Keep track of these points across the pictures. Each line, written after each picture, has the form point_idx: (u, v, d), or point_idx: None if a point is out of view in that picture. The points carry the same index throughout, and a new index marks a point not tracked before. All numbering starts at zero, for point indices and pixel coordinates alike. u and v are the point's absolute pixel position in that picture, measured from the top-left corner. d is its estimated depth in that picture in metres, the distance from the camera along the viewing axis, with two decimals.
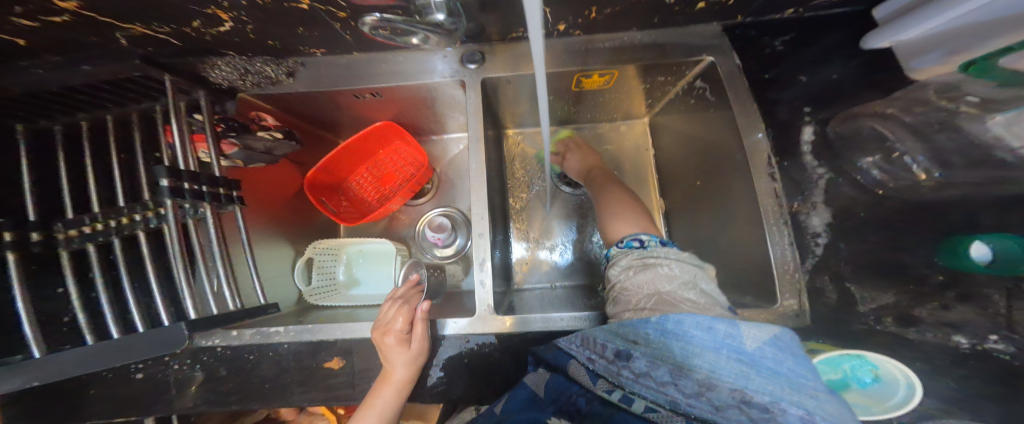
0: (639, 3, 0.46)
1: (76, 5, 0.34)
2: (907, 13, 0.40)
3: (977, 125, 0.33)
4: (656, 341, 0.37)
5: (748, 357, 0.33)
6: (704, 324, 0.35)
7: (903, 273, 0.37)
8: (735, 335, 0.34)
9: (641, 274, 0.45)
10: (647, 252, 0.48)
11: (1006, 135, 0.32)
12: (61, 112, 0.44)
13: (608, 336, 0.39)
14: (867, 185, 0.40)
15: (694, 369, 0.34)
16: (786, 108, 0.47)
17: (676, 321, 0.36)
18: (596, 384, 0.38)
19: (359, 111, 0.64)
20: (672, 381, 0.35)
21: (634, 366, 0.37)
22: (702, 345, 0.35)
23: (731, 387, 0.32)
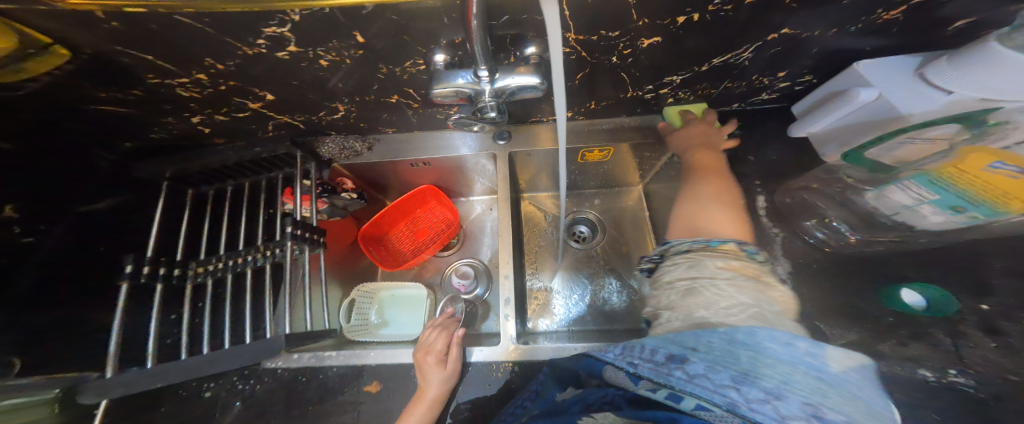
0: (628, 97, 0.63)
1: (259, 105, 0.55)
2: (813, 110, 0.58)
3: (859, 198, 0.53)
4: (720, 347, 0.34)
5: (827, 380, 0.30)
6: (779, 340, 0.33)
7: (862, 313, 0.45)
8: (816, 356, 0.32)
9: (743, 284, 0.41)
10: (759, 269, 0.43)
11: (880, 208, 0.50)
12: (217, 180, 0.62)
13: (662, 343, 0.38)
14: (817, 244, 0.53)
15: (761, 378, 0.30)
16: (745, 180, 0.59)
17: (747, 333, 0.35)
18: (638, 384, 0.34)
19: (409, 177, 0.81)
20: (733, 386, 0.30)
21: (689, 368, 0.33)
22: (776, 358, 0.32)
23: (801, 400, 0.28)
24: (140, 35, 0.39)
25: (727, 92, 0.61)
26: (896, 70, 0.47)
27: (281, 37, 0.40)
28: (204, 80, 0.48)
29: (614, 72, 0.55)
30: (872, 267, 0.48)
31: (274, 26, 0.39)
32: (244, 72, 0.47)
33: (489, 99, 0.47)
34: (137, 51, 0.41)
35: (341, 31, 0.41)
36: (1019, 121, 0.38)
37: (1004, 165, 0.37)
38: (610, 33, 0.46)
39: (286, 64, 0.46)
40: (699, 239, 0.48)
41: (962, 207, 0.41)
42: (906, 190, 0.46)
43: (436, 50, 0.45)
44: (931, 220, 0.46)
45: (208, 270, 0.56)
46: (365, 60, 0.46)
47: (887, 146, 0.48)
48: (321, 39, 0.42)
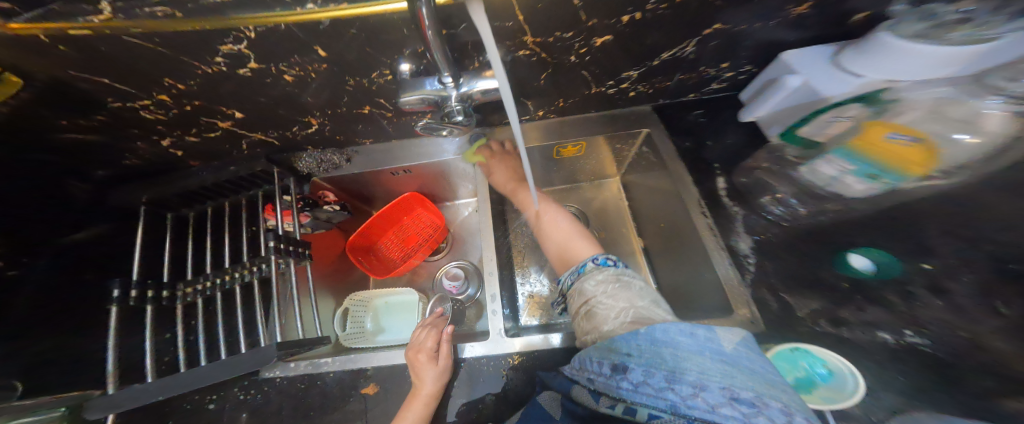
0: (591, 94, 0.65)
1: (228, 124, 0.56)
2: (757, 96, 0.61)
3: (794, 172, 0.54)
4: (649, 350, 0.40)
5: (729, 360, 0.37)
6: (688, 332, 0.41)
7: (820, 283, 0.47)
8: (715, 339, 0.40)
9: (617, 290, 0.52)
10: (616, 272, 0.55)
11: (813, 181, 0.52)
12: (197, 202, 0.63)
13: (602, 352, 0.43)
14: (775, 220, 0.53)
15: (685, 372, 0.36)
16: (708, 164, 0.62)
17: (663, 331, 0.41)
18: (599, 401, 0.39)
19: (393, 185, 0.82)
20: (668, 387, 0.35)
21: (632, 377, 0.38)
22: (688, 349, 0.39)
23: (721, 388, 0.34)
24: (92, 60, 0.40)
25: (682, 84, 0.64)
26: (819, 59, 0.52)
27: (240, 54, 0.42)
28: (168, 101, 0.49)
29: (574, 70, 0.57)
30: (830, 237, 0.50)
31: (231, 43, 0.40)
32: (211, 92, 0.48)
33: (456, 104, 0.49)
34: (97, 76, 0.42)
35: (304, 47, 0.43)
36: (905, 99, 0.47)
37: (898, 136, 0.45)
38: (564, 34, 0.48)
39: (252, 81, 0.47)
40: (572, 271, 0.60)
41: (875, 173, 0.45)
42: (830, 162, 0.50)
43: (400, 60, 0.47)
44: (856, 189, 0.47)
45: (196, 290, 0.57)
46: (330, 73, 0.48)
47: (816, 124, 0.54)
48: (283, 55, 0.43)
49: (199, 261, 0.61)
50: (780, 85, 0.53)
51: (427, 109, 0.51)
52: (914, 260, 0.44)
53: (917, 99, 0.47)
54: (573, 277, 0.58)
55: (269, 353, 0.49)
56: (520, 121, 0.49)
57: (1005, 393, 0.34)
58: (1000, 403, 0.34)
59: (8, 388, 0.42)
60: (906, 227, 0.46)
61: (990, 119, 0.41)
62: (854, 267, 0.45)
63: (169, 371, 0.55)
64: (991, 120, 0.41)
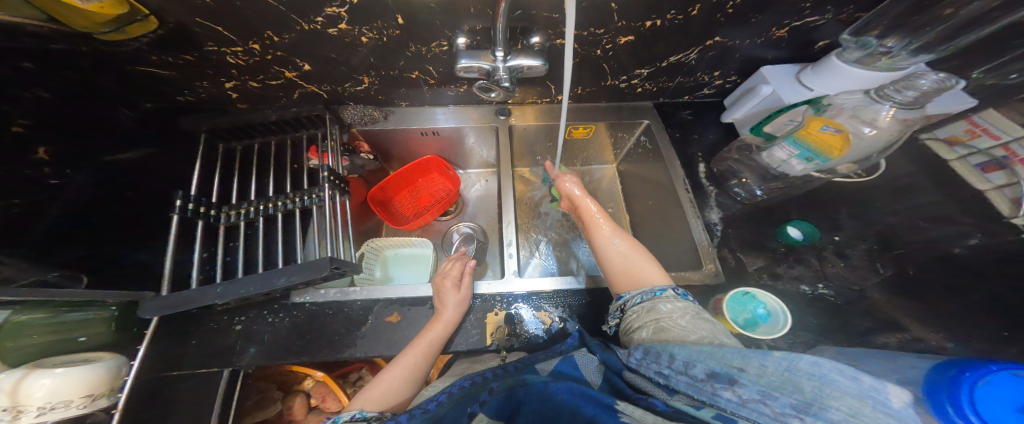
0: (606, 85, 0.77)
1: (294, 74, 0.62)
2: (737, 101, 0.76)
3: (755, 158, 0.69)
4: (776, 373, 0.33)
5: (897, 412, 0.27)
6: (846, 372, 0.31)
7: (765, 249, 0.63)
8: (879, 388, 0.30)
9: (697, 321, 0.50)
10: (693, 307, 0.53)
11: (769, 164, 0.65)
12: (246, 136, 0.68)
13: (700, 356, 0.40)
14: (744, 199, 0.69)
15: (827, 411, 0.29)
16: (692, 154, 0.76)
17: (811, 363, 0.33)
18: (673, 396, 0.44)
19: (416, 146, 0.90)
20: (795, 416, 0.31)
21: (739, 391, 0.35)
22: (841, 390, 0.30)
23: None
24: (224, 11, 0.48)
25: (680, 86, 0.77)
26: (787, 75, 0.67)
27: (338, 16, 0.50)
28: (256, 49, 0.55)
29: (597, 63, 0.68)
30: (775, 216, 0.66)
31: (335, 7, 0.48)
32: (297, 45, 0.55)
33: (504, 75, 0.58)
34: (212, 20, 0.49)
35: (388, 14, 0.51)
36: (836, 104, 0.59)
37: (829, 127, 0.57)
38: (596, 31, 0.59)
39: (335, 41, 0.54)
40: (644, 292, 0.58)
41: (811, 156, 0.59)
42: (781, 148, 0.62)
43: (458, 35, 0.56)
44: (797, 168, 0.62)
45: (239, 213, 0.63)
46: (399, 39, 0.56)
47: (776, 123, 0.66)
48: (370, 18, 0.51)
49: (241, 193, 0.67)
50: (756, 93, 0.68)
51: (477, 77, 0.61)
52: (832, 234, 0.62)
53: (844, 103, 0.58)
54: (647, 296, 0.56)
55: (324, 264, 0.54)
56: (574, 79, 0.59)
57: (878, 330, 0.51)
58: (874, 337, 0.50)
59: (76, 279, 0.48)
60: (828, 214, 0.63)
61: (885, 118, 0.54)
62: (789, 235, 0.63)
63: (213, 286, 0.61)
64: (885, 119, 0.55)
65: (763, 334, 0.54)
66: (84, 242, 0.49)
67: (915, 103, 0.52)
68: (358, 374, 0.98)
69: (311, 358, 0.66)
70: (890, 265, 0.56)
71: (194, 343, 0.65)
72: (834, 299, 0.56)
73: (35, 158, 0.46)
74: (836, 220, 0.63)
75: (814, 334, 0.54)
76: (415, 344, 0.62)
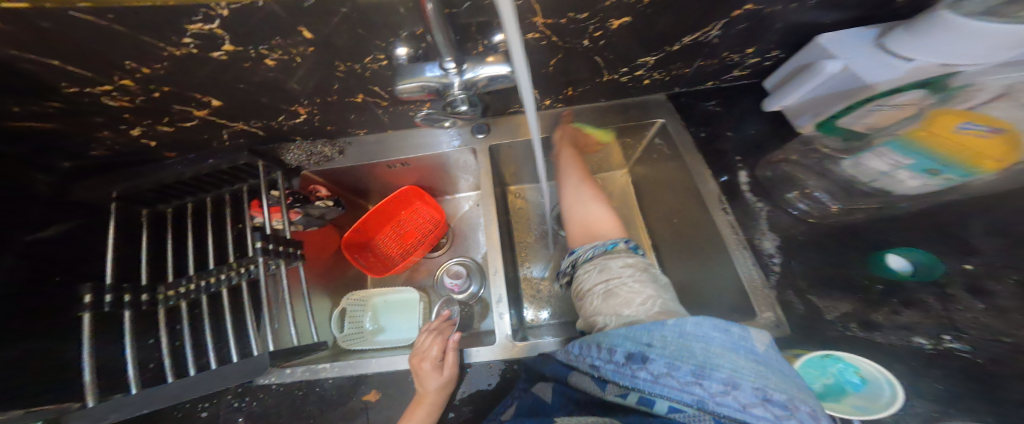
0: (604, 82, 0.61)
1: (205, 112, 0.51)
2: (783, 84, 0.58)
3: (837, 167, 0.52)
4: (673, 341, 0.37)
5: (764, 360, 0.34)
6: (721, 327, 0.37)
7: (851, 286, 0.44)
8: (747, 337, 0.36)
9: (644, 279, 0.47)
10: (645, 263, 0.50)
11: (857, 176, 0.49)
12: (174, 197, 0.59)
13: (620, 339, 0.39)
14: (800, 215, 0.51)
15: (716, 368, 0.33)
16: (728, 157, 0.58)
17: (693, 324, 0.37)
18: (606, 389, 0.37)
19: (388, 178, 0.77)
20: (694, 382, 0.33)
21: (652, 368, 0.35)
22: (721, 345, 0.35)
23: (754, 385, 0.31)
24: (36, 37, 0.34)
25: (700, 71, 0.60)
26: (858, 41, 0.48)
27: (213, 35, 0.37)
28: (131, 86, 0.44)
29: (586, 56, 0.53)
30: (856, 233, 0.47)
31: (199, 23, 0.35)
32: (179, 73, 0.43)
33: (459, 92, 0.45)
34: (45, 55, 0.37)
35: (286, 27, 0.38)
36: (980, 84, 0.41)
37: (973, 124, 0.38)
38: (579, 15, 0.44)
39: (230, 65, 0.42)
40: (598, 245, 0.54)
41: (934, 169, 0.40)
42: (881, 157, 0.45)
43: (396, 44, 0.43)
44: (909, 184, 0.43)
45: (178, 293, 0.52)
46: (319, 57, 0.43)
47: (857, 114, 0.49)
48: (263, 34, 0.38)
49: (181, 262, 0.57)
50: (814, 72, 0.48)
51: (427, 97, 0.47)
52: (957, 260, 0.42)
53: (996, 83, 0.40)
54: (600, 252, 0.53)
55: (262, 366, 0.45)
56: (534, 108, 0.50)
57: None
58: None
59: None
60: None
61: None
62: (890, 268, 0.43)
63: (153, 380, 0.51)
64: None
65: (852, 411, 0.38)
66: None
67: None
68: None
69: None
70: None
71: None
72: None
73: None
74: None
75: None
76: None
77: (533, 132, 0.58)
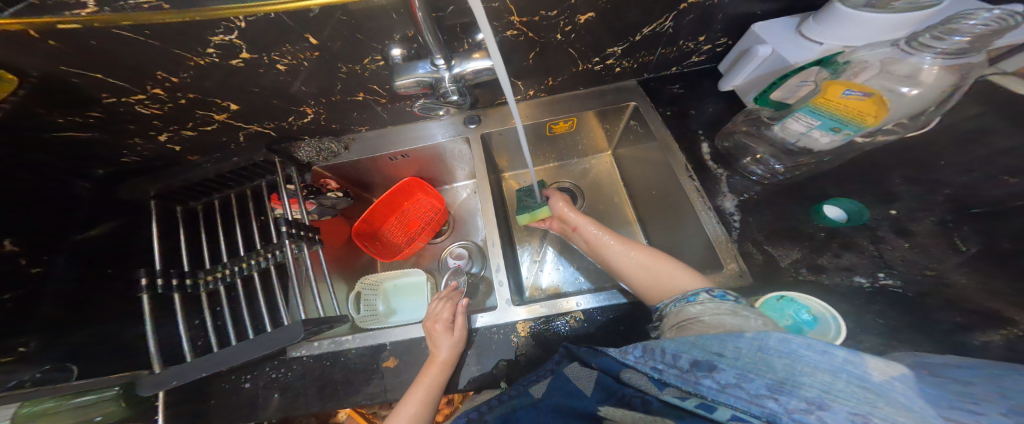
0: (580, 71, 0.67)
1: (225, 116, 0.56)
2: (733, 66, 0.64)
3: (770, 132, 0.56)
4: (750, 355, 0.35)
5: (876, 388, 0.29)
6: (815, 347, 0.32)
7: (801, 235, 0.51)
8: (856, 362, 0.31)
9: (727, 319, 0.42)
10: (736, 307, 0.44)
11: (784, 136, 0.54)
12: (202, 195, 0.66)
13: (685, 346, 0.39)
14: (759, 180, 0.57)
15: (801, 387, 0.31)
16: (694, 131, 0.64)
17: (779, 341, 0.34)
18: (664, 390, 0.39)
19: (390, 171, 0.84)
20: (770, 396, 0.32)
21: (718, 377, 0.35)
22: (814, 367, 0.31)
23: (847, 410, 0.28)
24: (83, 54, 0.41)
25: (664, 58, 0.66)
26: (783, 29, 0.56)
27: (231, 44, 0.43)
28: (162, 95, 0.49)
29: (560, 49, 0.59)
30: (804, 191, 0.54)
31: (222, 35, 0.41)
32: (202, 82, 0.48)
33: (450, 84, 0.51)
34: (89, 68, 0.42)
35: (293, 35, 0.44)
36: (857, 59, 0.47)
37: (853, 92, 0.43)
38: (549, 13, 0.50)
39: (245, 73, 0.48)
40: (675, 299, 0.50)
41: (838, 127, 0.47)
42: (798, 120, 0.50)
43: (391, 46, 0.49)
44: (822, 141, 0.50)
45: (217, 276, 0.61)
46: (323, 61, 0.49)
47: (787, 89, 0.54)
48: (274, 43, 0.44)
49: (215, 252, 0.64)
50: (752, 56, 0.56)
51: (422, 92, 0.54)
52: (887, 208, 0.48)
53: (869, 57, 0.46)
54: (678, 305, 0.49)
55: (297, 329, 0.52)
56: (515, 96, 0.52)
57: (971, 328, 0.38)
58: (970, 336, 0.38)
59: (64, 371, 0.46)
60: (880, 179, 0.50)
61: (928, 73, 0.43)
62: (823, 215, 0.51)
63: (202, 353, 0.59)
64: (928, 75, 0.43)
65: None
66: (73, 326, 0.49)
67: (969, 51, 0.40)
68: (384, 410, 0.99)
69: (318, 409, 0.64)
70: (973, 238, 0.42)
71: (212, 403, 0.64)
72: (902, 290, 0.44)
73: (4, 248, 0.45)
74: (892, 189, 0.49)
75: (882, 336, 0.42)
76: (409, 398, 0.56)
77: (518, 128, 0.63)
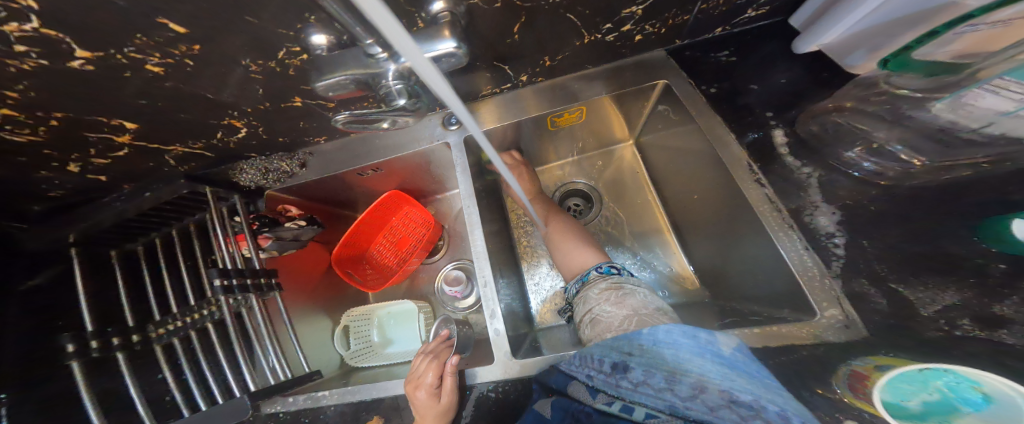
0: (585, 45, 0.50)
1: (129, 137, 0.45)
2: (819, 17, 0.44)
3: (924, 114, 0.35)
4: (648, 348, 0.39)
5: (729, 362, 0.34)
6: (688, 333, 0.38)
7: (951, 269, 0.32)
8: (713, 342, 0.37)
9: (619, 299, 0.49)
10: (619, 280, 0.53)
11: (959, 121, 0.33)
12: (139, 234, 0.54)
13: (602, 348, 0.41)
14: (864, 178, 0.39)
15: (686, 373, 0.35)
16: (755, 114, 0.46)
17: (665, 331, 0.39)
18: (596, 398, 0.38)
19: (367, 186, 0.71)
20: (667, 388, 0.35)
21: (632, 376, 0.37)
22: (688, 350, 0.37)
23: (720, 389, 0.32)
24: None
25: (704, 16, 0.47)
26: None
27: (48, 38, 0.29)
28: (20, 116, 0.37)
29: (555, 15, 0.42)
30: (955, 193, 0.33)
31: (15, 23, 0.27)
32: (57, 93, 0.35)
33: (394, 82, 0.39)
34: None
35: (144, 20, 0.30)
36: None
37: None
38: None
39: (111, 79, 0.35)
40: (576, 280, 0.59)
41: None
42: (998, 92, 0.29)
43: (310, 31, 0.35)
44: None
45: (169, 330, 0.49)
46: (215, 55, 0.36)
47: (940, 41, 0.32)
48: (120, 34, 0.30)
49: None
50: None
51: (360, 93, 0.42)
52: None
53: None
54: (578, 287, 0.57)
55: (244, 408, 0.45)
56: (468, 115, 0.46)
57: None
58: None
59: None
60: None
61: None
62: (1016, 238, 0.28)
63: None
64: None
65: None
66: None
67: None
68: None
69: None
70: None
71: None
72: None
73: None
74: None
75: None
76: None
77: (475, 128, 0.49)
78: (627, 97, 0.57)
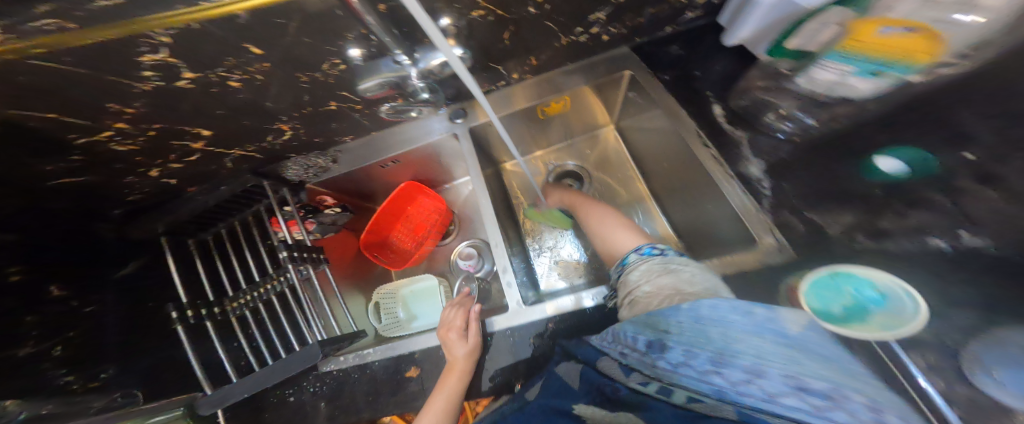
0: (564, 46, 0.60)
1: (202, 143, 0.55)
2: (736, 15, 0.54)
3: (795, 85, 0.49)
4: (689, 326, 0.37)
5: (796, 343, 0.31)
6: (741, 310, 0.35)
7: (848, 195, 0.42)
8: (777, 320, 0.34)
9: (660, 279, 0.48)
10: (665, 260, 0.51)
11: (812, 88, 0.47)
12: (209, 226, 0.64)
13: (640, 328, 0.40)
14: (787, 137, 0.49)
15: (737, 356, 0.31)
16: (701, 94, 0.57)
17: (710, 308, 0.36)
18: (630, 377, 0.38)
19: (386, 179, 0.82)
20: (713, 371, 0.32)
21: (669, 357, 0.36)
22: (743, 330, 0.33)
23: (781, 372, 0.28)
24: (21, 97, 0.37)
25: (654, 18, 0.58)
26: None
27: (167, 63, 0.40)
28: (126, 128, 0.46)
29: (537, 24, 0.52)
30: (841, 144, 0.44)
31: (149, 53, 0.38)
32: (158, 108, 0.46)
33: (418, 82, 0.53)
34: (40, 111, 0.39)
35: (232, 46, 0.41)
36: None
37: (893, 28, 0.35)
38: None
39: (200, 95, 0.46)
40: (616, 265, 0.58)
41: (878, 69, 0.39)
42: (825, 68, 0.44)
43: (348, 47, 0.46)
44: (862, 88, 0.42)
45: (241, 303, 0.59)
46: (277, 71, 0.47)
47: (806, 34, 0.45)
48: (217, 58, 0.42)
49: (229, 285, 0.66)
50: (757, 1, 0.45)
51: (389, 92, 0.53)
52: None
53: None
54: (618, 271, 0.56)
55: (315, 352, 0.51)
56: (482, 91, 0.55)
57: None
58: None
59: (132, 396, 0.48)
60: None
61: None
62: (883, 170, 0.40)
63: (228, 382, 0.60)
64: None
65: (880, 329, 0.39)
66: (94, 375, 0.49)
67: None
68: None
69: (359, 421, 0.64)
70: None
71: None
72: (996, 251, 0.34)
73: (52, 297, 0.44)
74: None
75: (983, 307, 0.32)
76: (429, 406, 0.54)
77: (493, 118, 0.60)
78: (604, 86, 0.68)
